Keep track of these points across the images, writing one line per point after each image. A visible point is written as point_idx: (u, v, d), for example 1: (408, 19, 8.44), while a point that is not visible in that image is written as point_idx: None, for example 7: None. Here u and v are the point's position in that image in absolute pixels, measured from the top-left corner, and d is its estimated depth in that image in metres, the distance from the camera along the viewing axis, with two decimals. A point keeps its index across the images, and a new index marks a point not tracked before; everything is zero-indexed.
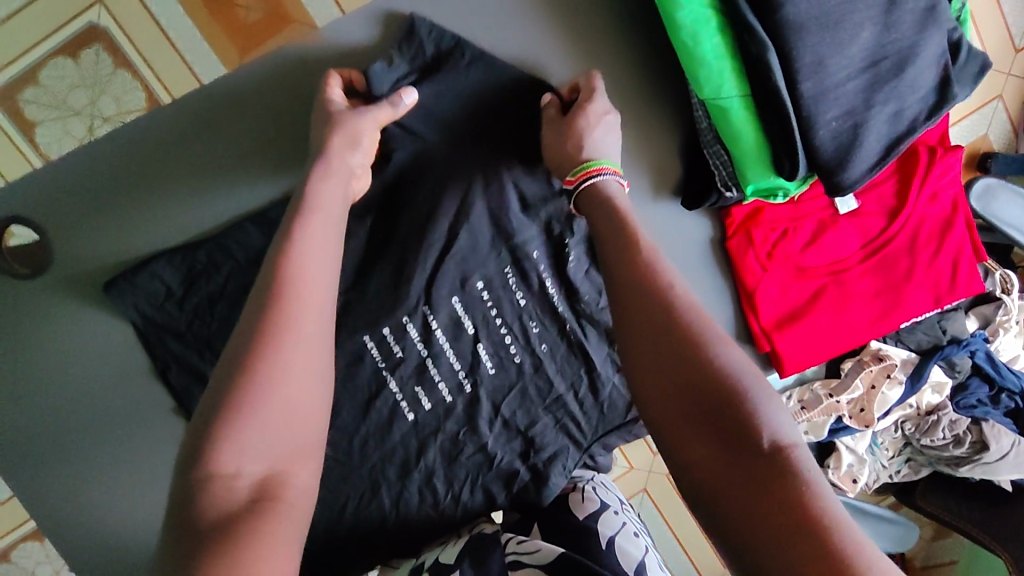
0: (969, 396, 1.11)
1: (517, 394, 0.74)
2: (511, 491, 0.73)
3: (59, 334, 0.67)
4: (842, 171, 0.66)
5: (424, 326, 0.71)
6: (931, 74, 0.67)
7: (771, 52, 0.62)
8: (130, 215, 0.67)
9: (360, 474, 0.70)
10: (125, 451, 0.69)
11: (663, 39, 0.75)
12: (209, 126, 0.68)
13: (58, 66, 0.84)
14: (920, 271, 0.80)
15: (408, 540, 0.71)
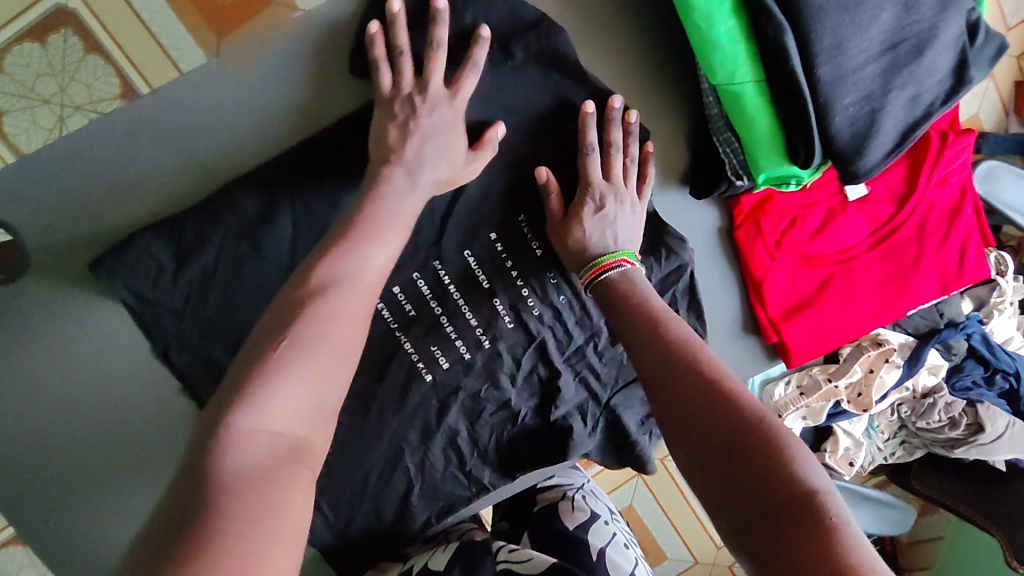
0: (964, 377, 1.12)
1: (536, 346, 0.74)
2: (534, 444, 0.76)
3: (34, 331, 0.63)
4: (857, 159, 0.64)
5: (438, 288, 0.71)
6: (949, 56, 0.66)
7: (788, 36, 0.60)
8: (115, 198, 0.64)
9: (380, 445, 0.71)
10: (109, 455, 0.65)
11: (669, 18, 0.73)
12: (199, 107, 0.65)
13: (24, 52, 0.85)
14: (929, 256, 0.79)
15: (436, 500, 0.74)
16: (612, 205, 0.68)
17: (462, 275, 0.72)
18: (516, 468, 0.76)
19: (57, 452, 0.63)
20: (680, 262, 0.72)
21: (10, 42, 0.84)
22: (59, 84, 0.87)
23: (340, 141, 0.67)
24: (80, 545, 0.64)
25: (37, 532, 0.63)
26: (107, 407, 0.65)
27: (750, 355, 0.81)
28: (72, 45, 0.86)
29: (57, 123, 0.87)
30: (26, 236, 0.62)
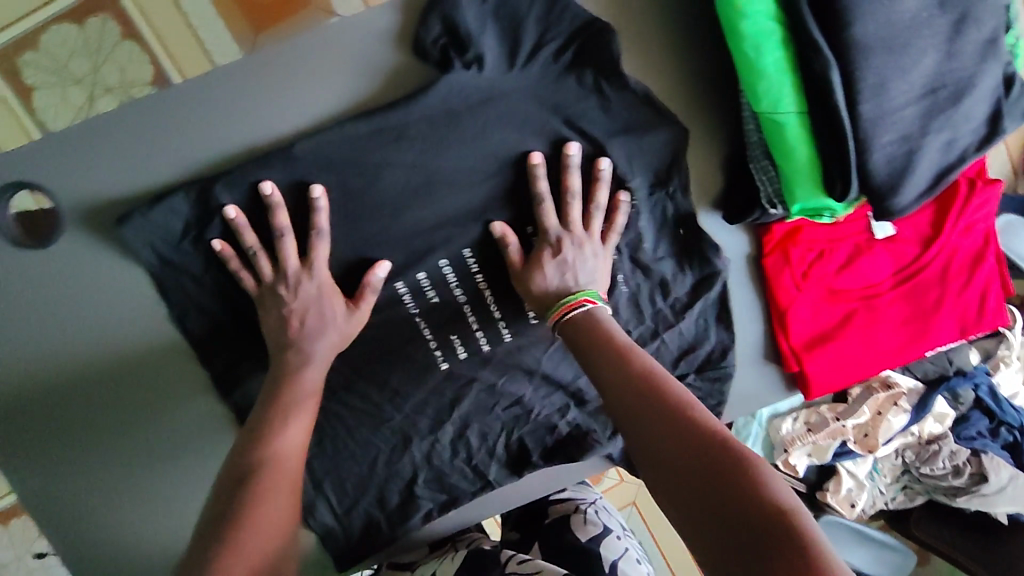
0: (970, 427, 1.13)
1: (559, 347, 0.82)
2: (546, 439, 0.85)
3: (69, 276, 0.70)
4: (892, 197, 0.66)
5: (469, 286, 0.77)
6: (985, 106, 0.67)
7: (834, 71, 0.62)
8: (152, 160, 0.69)
9: (391, 428, 0.80)
10: (123, 404, 0.74)
11: (704, 47, 0.75)
12: (235, 84, 0.69)
13: (61, 31, 0.91)
14: (949, 300, 0.80)
15: (446, 486, 0.83)
16: (569, 251, 0.70)
17: (497, 275, 0.78)
18: (526, 467, 0.85)
19: (98, 388, 0.73)
20: (713, 270, 0.77)
21: (50, 21, 0.90)
22: (94, 64, 0.93)
23: (355, 130, 0.70)
24: (108, 472, 0.75)
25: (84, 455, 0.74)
26: (126, 364, 0.73)
27: (768, 383, 0.84)
28: (109, 29, 0.92)
29: (87, 102, 0.94)
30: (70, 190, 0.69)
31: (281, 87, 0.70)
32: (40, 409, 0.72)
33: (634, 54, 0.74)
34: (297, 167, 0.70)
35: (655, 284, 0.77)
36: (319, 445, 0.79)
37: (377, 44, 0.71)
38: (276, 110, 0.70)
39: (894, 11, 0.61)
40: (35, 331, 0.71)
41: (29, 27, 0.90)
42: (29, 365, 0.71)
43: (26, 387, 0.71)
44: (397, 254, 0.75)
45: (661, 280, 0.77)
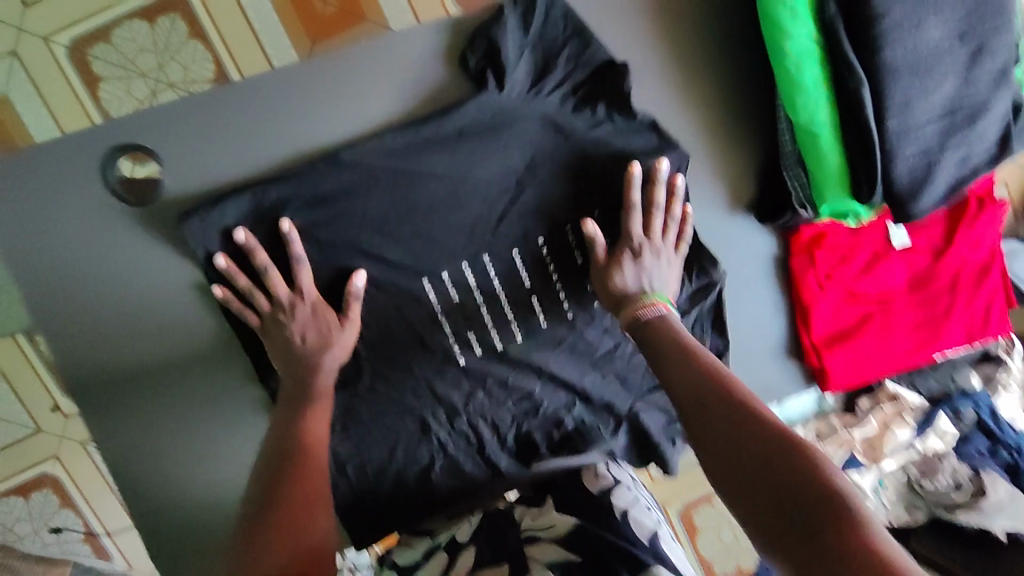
0: (970, 446, 1.20)
1: (566, 348, 0.88)
2: (553, 433, 0.90)
3: (137, 262, 0.79)
4: (912, 203, 0.74)
5: (489, 289, 0.85)
6: (996, 128, 0.76)
7: (865, 90, 0.70)
8: (217, 158, 0.78)
9: (409, 416, 0.85)
10: (176, 380, 0.83)
11: (720, 80, 0.83)
12: (290, 96, 0.78)
13: (131, 28, 0.92)
14: (959, 308, 0.87)
15: (458, 476, 0.88)
16: (648, 258, 0.77)
17: (530, 275, 0.85)
18: (533, 459, 0.90)
19: (183, 337, 0.82)
20: (711, 280, 0.82)
21: (120, 18, 0.92)
22: (158, 61, 0.93)
23: (397, 145, 0.79)
24: (161, 441, 0.84)
25: (161, 397, 0.83)
26: (180, 342, 0.82)
27: (788, 378, 0.91)
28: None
29: (150, 94, 0.92)
30: (136, 187, 0.77)
31: (338, 101, 0.79)
32: (105, 382, 0.81)
33: (652, 86, 0.83)
34: (350, 175, 0.78)
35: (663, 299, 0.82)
36: (344, 429, 0.83)
37: (423, 65, 0.80)
38: (329, 120, 0.79)
39: (919, 39, 0.70)
40: (133, 281, 0.79)
41: (99, 22, 0.91)
42: (124, 311, 0.80)
43: (119, 331, 0.80)
44: (438, 251, 0.82)
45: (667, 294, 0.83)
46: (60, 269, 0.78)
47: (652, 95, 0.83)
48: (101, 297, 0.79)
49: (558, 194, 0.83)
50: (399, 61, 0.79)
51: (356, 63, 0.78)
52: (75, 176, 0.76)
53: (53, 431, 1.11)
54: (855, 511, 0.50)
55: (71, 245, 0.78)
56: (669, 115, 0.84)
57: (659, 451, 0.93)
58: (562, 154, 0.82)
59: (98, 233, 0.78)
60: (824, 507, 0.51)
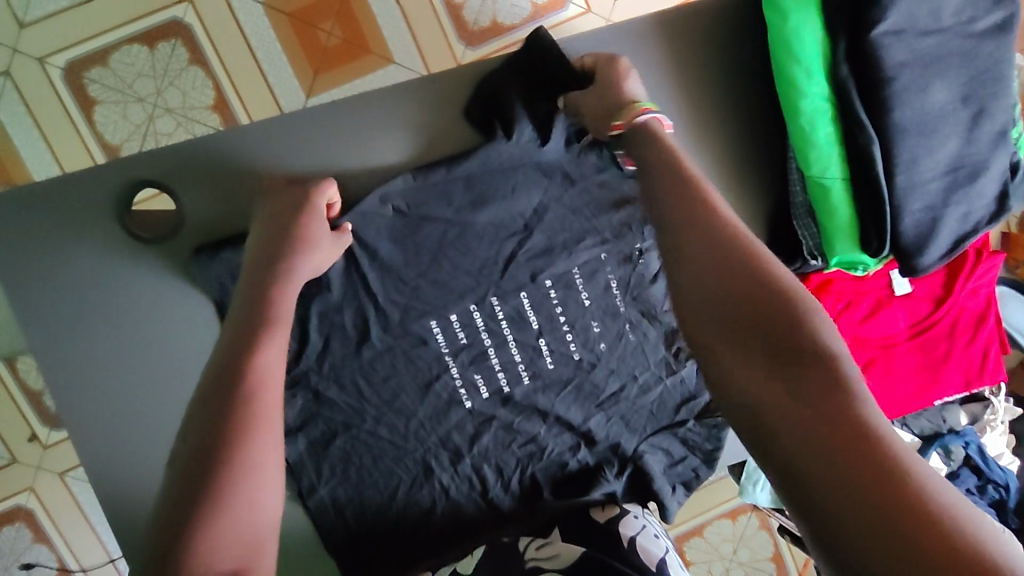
0: (959, 485, 1.19)
1: (573, 389, 0.87)
2: (558, 478, 0.87)
3: (137, 298, 0.78)
4: (919, 256, 0.77)
5: (496, 333, 0.85)
6: (994, 185, 0.79)
7: (875, 145, 0.73)
8: (230, 197, 0.79)
9: (413, 459, 0.84)
10: (166, 421, 0.79)
11: (728, 133, 0.86)
12: (304, 139, 0.81)
13: (128, 52, 1.12)
14: (957, 354, 0.90)
15: (458, 523, 0.85)
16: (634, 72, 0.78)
17: (542, 316, 0.86)
18: (537, 503, 0.86)
19: (184, 373, 0.79)
20: None
21: (121, 42, 1.11)
22: (157, 85, 1.13)
23: (410, 185, 0.80)
24: (142, 488, 0.78)
25: (157, 438, 0.79)
26: (174, 381, 0.79)
27: None
28: (178, 54, 1.13)
29: (146, 119, 1.13)
30: (145, 222, 0.78)
31: (351, 142, 0.82)
32: (88, 423, 0.77)
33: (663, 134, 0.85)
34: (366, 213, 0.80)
35: (658, 333, 0.89)
36: (344, 472, 0.82)
37: (436, 110, 0.84)
38: (343, 162, 0.82)
39: (925, 101, 0.73)
40: (139, 316, 0.78)
41: (100, 47, 1.11)
42: (127, 341, 0.78)
43: (116, 362, 0.78)
44: (450, 292, 0.83)
45: (668, 331, 0.89)
46: (68, 302, 0.76)
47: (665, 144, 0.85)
48: (95, 332, 0.77)
49: (570, 239, 0.86)
50: (410, 108, 0.83)
51: (368, 107, 0.82)
52: (91, 209, 0.77)
53: (30, 460, 1.18)
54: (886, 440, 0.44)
55: (69, 278, 0.76)
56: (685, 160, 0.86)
57: (660, 496, 0.87)
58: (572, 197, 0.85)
59: (100, 267, 0.77)
60: (847, 427, 0.45)
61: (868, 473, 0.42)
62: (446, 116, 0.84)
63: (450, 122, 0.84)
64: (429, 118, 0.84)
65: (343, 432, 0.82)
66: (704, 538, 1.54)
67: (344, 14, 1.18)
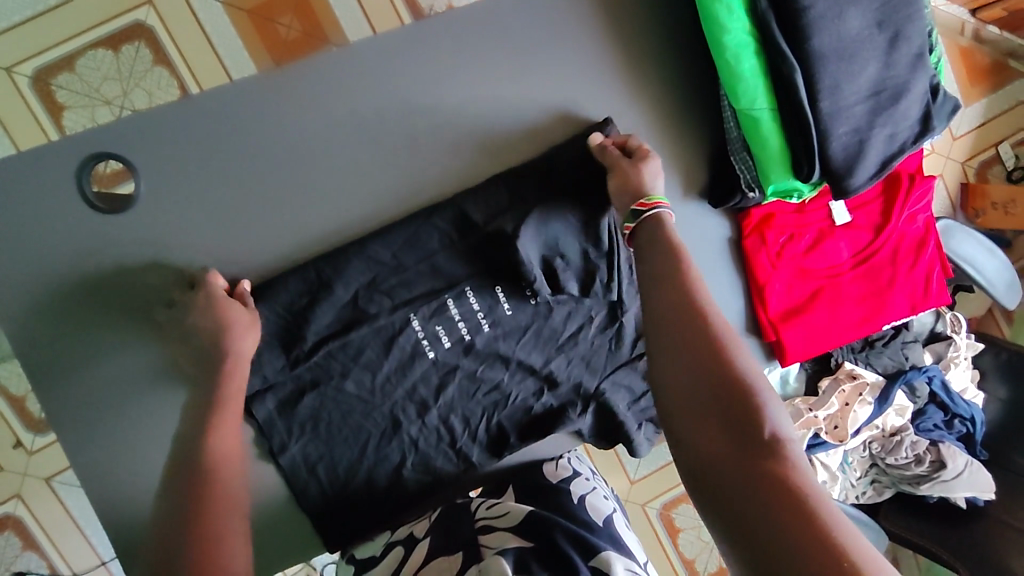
0: (927, 420, 1.25)
1: (532, 334, 0.87)
2: (521, 423, 0.88)
3: (93, 275, 0.78)
4: (848, 177, 0.80)
5: (454, 280, 0.84)
6: (917, 106, 0.82)
7: (797, 75, 0.76)
8: (176, 169, 0.79)
9: (380, 413, 0.84)
10: (135, 394, 0.80)
11: (666, 81, 0.90)
12: (244, 104, 0.80)
13: (93, 57, 1.12)
14: (901, 278, 0.93)
15: (429, 474, 0.86)
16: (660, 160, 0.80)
17: (503, 267, 0.85)
18: (504, 451, 0.88)
19: (148, 345, 0.80)
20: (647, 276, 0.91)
21: (86, 48, 1.12)
22: (122, 87, 1.15)
23: (363, 152, 0.84)
24: (117, 461, 0.80)
25: (129, 413, 0.80)
26: (139, 354, 0.80)
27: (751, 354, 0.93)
28: (143, 56, 1.14)
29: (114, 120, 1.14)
30: (96, 198, 0.77)
31: (293, 105, 0.81)
32: (57, 401, 0.78)
33: (604, 86, 0.88)
34: (290, 231, 0.82)
35: (613, 270, 0.87)
36: (314, 430, 0.82)
37: (378, 66, 0.83)
38: (288, 125, 0.81)
39: (842, 28, 0.77)
40: (104, 293, 0.78)
41: (66, 55, 1.11)
42: (88, 319, 0.78)
43: (80, 341, 0.79)
44: (408, 250, 0.83)
45: (618, 267, 0.87)
46: (29, 283, 0.76)
47: (606, 94, 0.89)
48: (55, 311, 0.77)
49: (515, 182, 0.85)
50: (351, 66, 0.82)
51: (308, 67, 0.81)
52: (44, 188, 0.76)
53: (16, 468, 1.18)
54: (811, 505, 0.53)
55: (21, 260, 0.76)
56: (625, 108, 0.89)
57: (625, 433, 0.90)
58: (522, 152, 0.88)
59: (50, 247, 0.76)
60: (770, 485, 0.54)
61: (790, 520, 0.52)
62: (387, 74, 0.83)
63: (391, 82, 0.83)
64: (370, 76, 0.83)
65: (312, 390, 0.81)
66: (692, 504, 1.56)
67: (301, 7, 1.21)
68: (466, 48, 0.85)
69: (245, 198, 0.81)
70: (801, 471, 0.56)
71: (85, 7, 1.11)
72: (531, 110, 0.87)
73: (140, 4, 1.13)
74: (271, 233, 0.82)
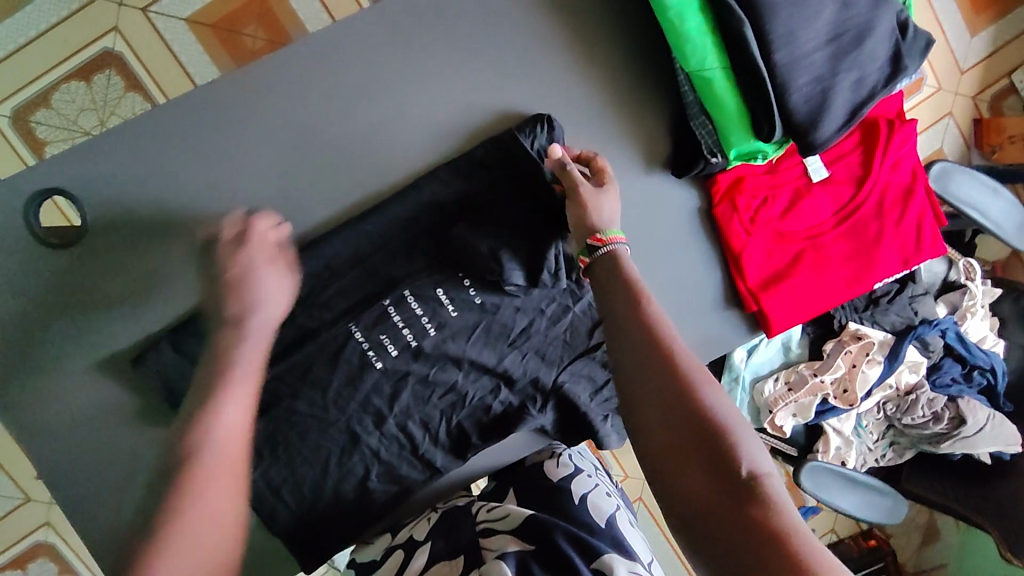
0: (944, 374, 1.19)
1: (481, 332, 0.86)
2: (481, 423, 0.87)
3: (43, 311, 0.77)
4: (814, 131, 0.74)
5: (398, 291, 0.84)
6: (886, 46, 0.76)
7: (747, 28, 0.71)
8: (116, 197, 0.77)
9: (337, 428, 0.82)
10: (100, 428, 0.78)
11: (617, 49, 0.85)
12: (179, 121, 0.78)
13: (69, 89, 1.20)
14: (889, 233, 0.87)
15: (396, 483, 0.85)
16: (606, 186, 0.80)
17: (445, 263, 0.85)
18: (467, 450, 0.86)
19: (105, 378, 0.79)
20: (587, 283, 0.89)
21: (60, 81, 1.20)
22: (99, 116, 1.22)
23: (308, 158, 0.82)
24: (86, 495, 0.78)
25: (100, 448, 0.79)
26: (97, 387, 0.78)
27: (731, 328, 0.89)
28: (114, 83, 1.22)
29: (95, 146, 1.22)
30: (37, 232, 0.76)
31: (229, 116, 0.79)
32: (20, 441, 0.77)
33: (552, 62, 0.84)
34: None
35: (559, 258, 0.84)
36: (272, 454, 0.81)
37: (313, 67, 0.80)
38: (226, 139, 0.79)
39: None
40: (63, 329, 0.77)
41: (43, 91, 1.19)
42: (42, 357, 0.77)
43: (35, 380, 0.77)
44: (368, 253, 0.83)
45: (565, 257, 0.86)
46: None
47: (555, 71, 0.84)
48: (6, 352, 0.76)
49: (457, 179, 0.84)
50: (282, 69, 0.79)
51: (239, 75, 0.78)
52: None
53: (43, 495, 1.22)
54: (798, 545, 0.55)
55: None
56: (575, 83, 0.85)
57: (589, 424, 0.87)
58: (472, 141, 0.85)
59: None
60: (757, 530, 0.56)
61: (780, 563, 0.54)
62: (324, 74, 0.80)
63: (329, 82, 0.80)
64: (306, 80, 0.80)
65: (264, 413, 0.80)
66: None
67: (264, 16, 1.28)
68: (402, 37, 0.81)
69: (193, 219, 0.79)
70: (784, 506, 0.58)
71: (53, 42, 1.19)
72: (477, 96, 0.84)
73: (106, 32, 1.21)
74: (224, 251, 0.81)
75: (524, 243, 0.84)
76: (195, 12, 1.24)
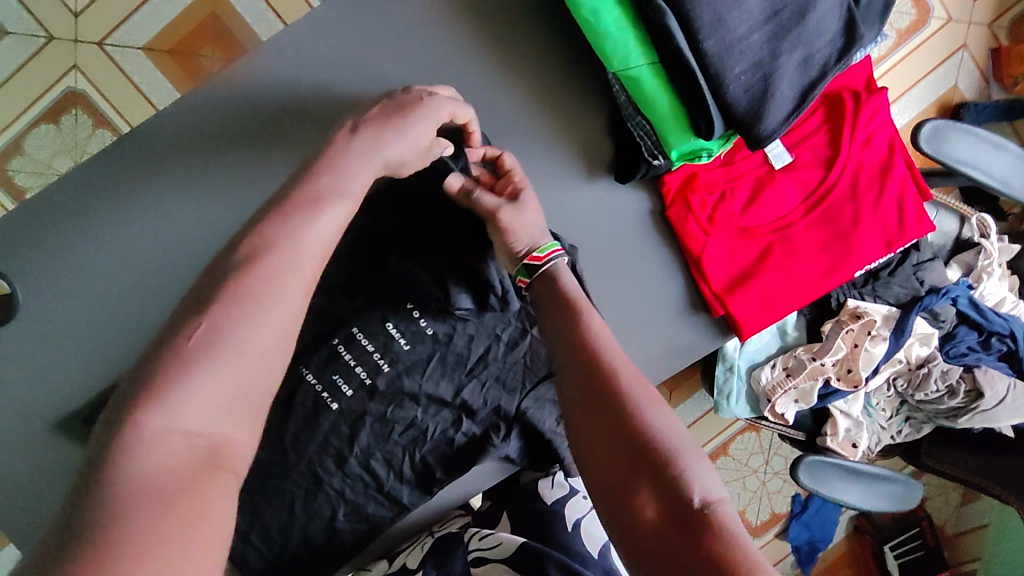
0: (958, 344, 1.09)
1: (437, 363, 0.82)
2: (445, 455, 0.84)
3: None
4: (759, 122, 0.66)
5: (345, 331, 0.79)
6: (834, 15, 0.68)
7: (670, 17, 0.64)
8: (24, 256, 0.71)
9: (299, 472, 0.79)
10: (44, 499, 0.74)
11: (548, 44, 0.78)
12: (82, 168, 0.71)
13: (41, 134, 1.19)
14: (866, 215, 0.80)
15: (364, 521, 0.83)
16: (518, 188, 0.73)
17: (389, 295, 0.80)
18: (432, 484, 0.84)
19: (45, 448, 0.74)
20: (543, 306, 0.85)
21: (32, 126, 1.18)
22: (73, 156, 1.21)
23: (232, 193, 0.75)
24: None
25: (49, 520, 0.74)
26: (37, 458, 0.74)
27: (699, 333, 0.83)
28: (82, 122, 1.20)
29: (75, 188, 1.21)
30: None
31: (137, 155, 0.72)
32: None
33: (483, 62, 0.76)
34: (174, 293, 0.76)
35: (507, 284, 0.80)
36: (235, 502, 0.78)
37: (221, 97, 0.72)
38: (138, 180, 0.72)
39: None
40: None
41: (15, 138, 1.18)
42: None
43: None
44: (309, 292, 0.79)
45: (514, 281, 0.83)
46: None
47: (486, 71, 0.77)
48: None
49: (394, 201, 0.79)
50: (187, 101, 0.71)
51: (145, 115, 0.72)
52: None
53: None
54: None
55: None
56: (510, 83, 0.77)
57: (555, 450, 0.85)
58: None
59: None
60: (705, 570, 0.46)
61: None
62: (236, 103, 0.73)
63: (242, 112, 0.73)
64: (217, 112, 0.73)
65: None
66: (731, 456, 1.54)
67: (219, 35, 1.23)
68: (316, 54, 0.73)
69: (114, 269, 0.74)
70: (740, 536, 0.49)
71: (16, 90, 1.18)
72: None
73: (67, 71, 1.19)
74: (154, 301, 0.75)
75: (466, 267, 0.80)
76: (149, 40, 1.21)
